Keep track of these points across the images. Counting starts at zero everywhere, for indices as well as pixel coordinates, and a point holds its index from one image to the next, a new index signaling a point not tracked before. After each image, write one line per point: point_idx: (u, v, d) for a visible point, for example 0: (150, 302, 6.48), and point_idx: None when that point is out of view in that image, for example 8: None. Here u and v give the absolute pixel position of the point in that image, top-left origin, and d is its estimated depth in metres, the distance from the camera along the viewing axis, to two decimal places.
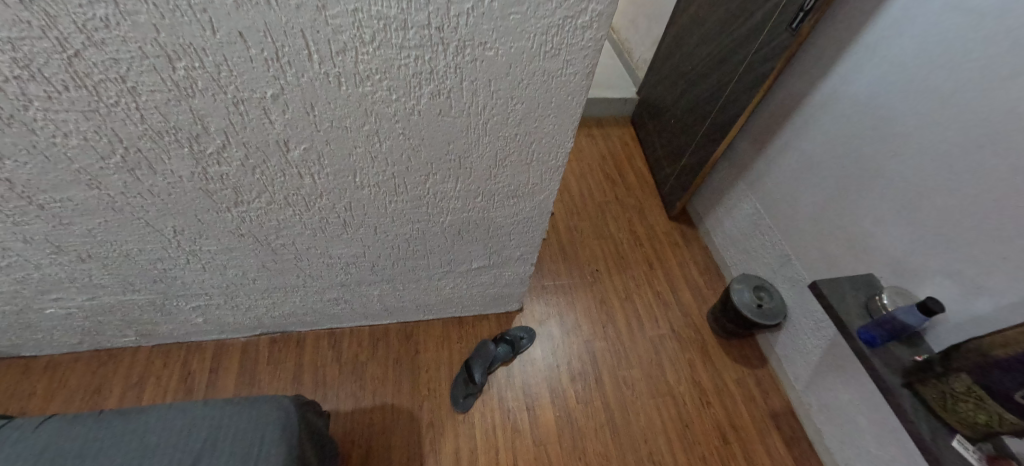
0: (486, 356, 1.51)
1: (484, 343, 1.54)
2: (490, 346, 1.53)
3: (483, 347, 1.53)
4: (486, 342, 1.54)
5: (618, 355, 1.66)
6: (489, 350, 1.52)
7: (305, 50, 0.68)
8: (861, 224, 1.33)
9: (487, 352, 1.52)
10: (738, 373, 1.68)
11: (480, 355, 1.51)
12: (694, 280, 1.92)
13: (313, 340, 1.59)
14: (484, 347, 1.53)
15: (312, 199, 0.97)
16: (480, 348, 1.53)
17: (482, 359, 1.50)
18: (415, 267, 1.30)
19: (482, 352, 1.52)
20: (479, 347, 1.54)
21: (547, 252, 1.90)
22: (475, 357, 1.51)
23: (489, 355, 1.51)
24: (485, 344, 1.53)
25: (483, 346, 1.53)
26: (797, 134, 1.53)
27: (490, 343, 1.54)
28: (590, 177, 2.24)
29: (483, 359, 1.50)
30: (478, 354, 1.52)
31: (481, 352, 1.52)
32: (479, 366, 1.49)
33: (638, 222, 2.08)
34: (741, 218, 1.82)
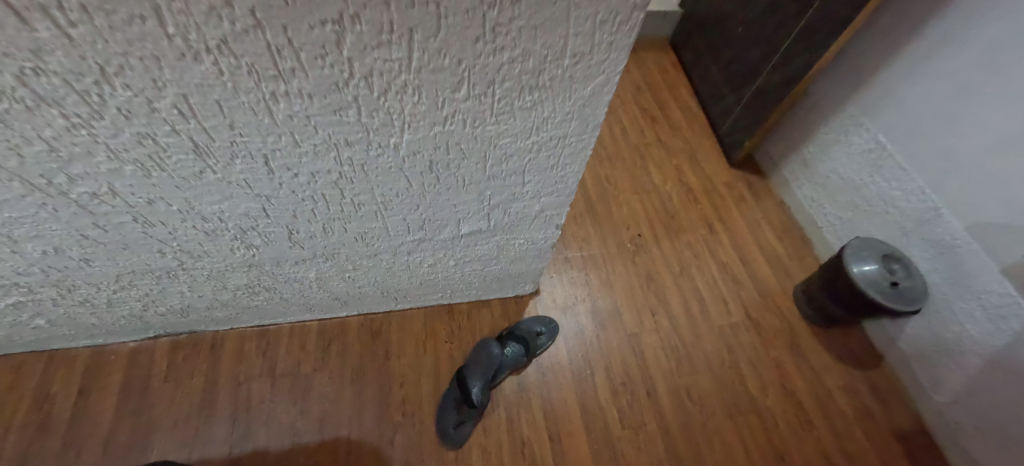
0: (487, 364, 1.00)
1: (485, 344, 1.03)
2: (494, 348, 1.02)
3: (483, 350, 1.02)
4: (486, 342, 1.03)
5: (679, 357, 1.14)
6: (491, 354, 1.01)
7: None
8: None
9: (489, 357, 1.01)
10: (846, 378, 1.18)
11: (478, 362, 1.00)
12: (772, 247, 1.39)
13: (234, 343, 1.07)
14: (484, 350, 1.02)
15: (91, 87, 0.44)
16: (478, 353, 1.02)
17: (482, 369, 0.99)
18: (365, 235, 0.77)
19: (481, 357, 1.01)
20: (476, 350, 1.03)
21: (570, 212, 1.37)
22: (470, 365, 1.00)
23: (491, 361, 1.00)
24: (486, 345, 1.03)
25: (483, 349, 1.02)
26: (969, 19, 0.97)
27: (494, 343, 1.03)
28: (623, 113, 1.68)
29: (483, 369, 0.99)
30: (474, 361, 1.01)
31: (479, 358, 1.01)
32: (476, 379, 0.98)
33: (690, 169, 1.54)
34: (848, 159, 1.27)
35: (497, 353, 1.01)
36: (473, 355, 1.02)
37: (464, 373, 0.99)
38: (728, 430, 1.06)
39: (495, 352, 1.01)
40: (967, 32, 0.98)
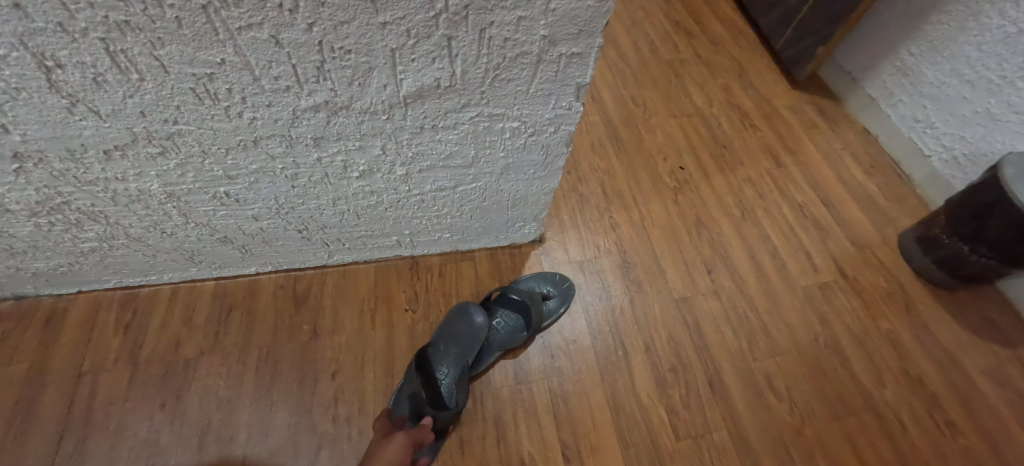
0: (469, 344, 0.65)
1: (464, 312, 0.67)
2: (481, 317, 0.67)
3: (460, 321, 0.67)
4: (467, 308, 0.68)
5: (751, 331, 0.77)
6: (477, 327, 0.66)
7: None
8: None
9: (472, 333, 0.66)
10: (992, 360, 0.81)
11: (455, 340, 0.66)
12: (860, 185, 1.02)
13: (85, 314, 0.71)
14: (463, 320, 0.67)
15: None
16: (454, 326, 0.67)
17: (462, 352, 0.65)
18: (211, 87, 0.40)
19: (459, 334, 0.66)
20: (450, 322, 0.67)
21: (586, 139, 1.00)
22: (441, 345, 0.65)
23: (477, 339, 0.66)
24: (466, 312, 0.67)
25: (461, 319, 0.67)
26: None
27: (478, 310, 0.67)
28: (649, 25, 1.30)
29: (466, 351, 0.65)
30: (448, 339, 0.66)
31: (455, 335, 0.66)
32: (453, 367, 0.64)
33: (740, 90, 1.17)
34: (982, 52, 0.90)
35: (485, 324, 0.66)
36: (446, 329, 0.66)
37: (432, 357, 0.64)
38: (835, 439, 0.70)
39: (482, 324, 0.66)
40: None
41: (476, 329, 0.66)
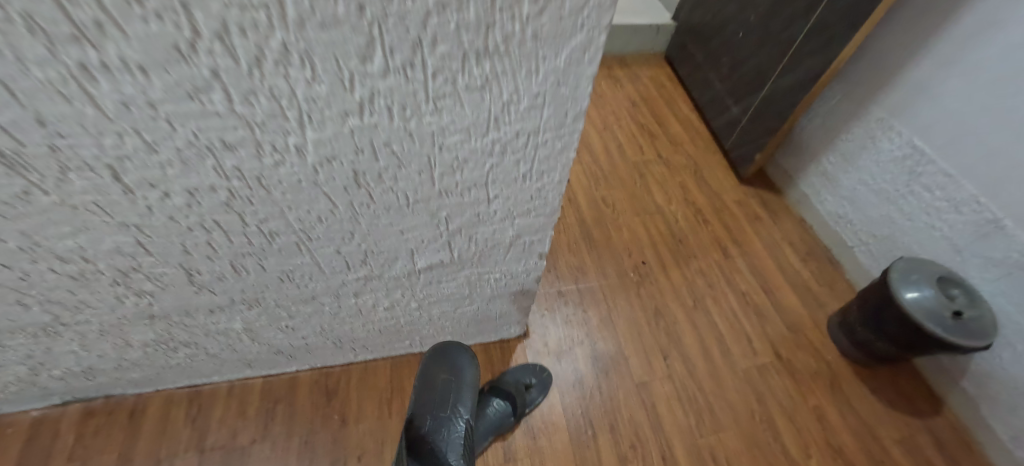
0: (461, 387, 0.79)
1: (445, 362, 0.82)
2: (463, 357, 0.82)
3: (442, 369, 0.81)
4: (446, 352, 0.83)
5: (699, 410, 0.96)
6: (462, 372, 0.80)
7: None
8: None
9: (458, 376, 0.80)
10: (902, 429, 0.99)
11: (445, 389, 0.79)
12: (796, 273, 1.22)
13: (159, 411, 0.89)
14: (446, 370, 0.81)
15: None
16: (441, 374, 0.81)
17: (454, 396, 0.78)
18: (291, 275, 0.60)
19: (446, 382, 0.79)
20: (435, 374, 0.81)
21: (564, 240, 1.21)
22: (433, 401, 0.78)
23: (465, 379, 0.80)
24: (448, 356, 0.82)
25: (444, 367, 0.82)
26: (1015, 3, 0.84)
27: (457, 356, 0.82)
28: (619, 129, 1.54)
29: (458, 398, 0.78)
30: (438, 388, 0.79)
31: (441, 384, 0.79)
32: (452, 418, 0.76)
33: (696, 188, 1.39)
34: (879, 168, 1.11)
35: (467, 368, 0.81)
36: (431, 382, 0.80)
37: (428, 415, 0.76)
38: None
39: (464, 368, 0.81)
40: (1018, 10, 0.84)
41: (460, 372, 0.80)
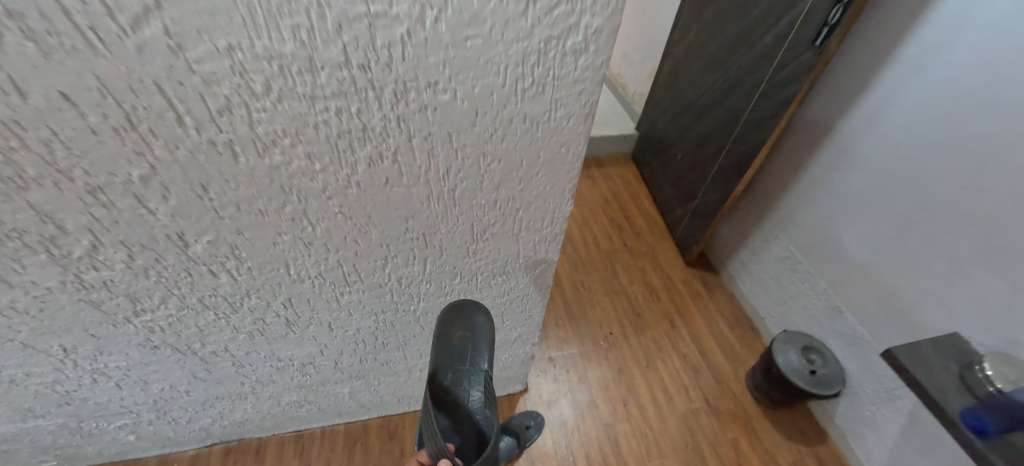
0: (477, 344, 0.84)
1: (458, 320, 0.84)
2: (478, 316, 0.85)
3: (459, 326, 0.85)
4: (460, 307, 0.84)
5: (648, 442, 1.37)
6: (477, 327, 0.85)
7: (171, 112, 0.44)
8: (981, 259, 0.99)
9: (474, 333, 0.85)
10: (795, 453, 1.41)
11: (461, 347, 0.84)
12: (724, 337, 1.66)
13: (276, 448, 1.33)
14: (462, 326, 0.85)
15: (237, 299, 0.74)
16: (456, 333, 0.84)
17: (469, 355, 0.85)
18: (388, 360, 1.06)
19: (462, 340, 0.85)
20: (450, 331, 0.84)
21: (553, 316, 1.65)
22: (453, 359, 0.85)
23: (480, 336, 0.85)
24: (464, 313, 0.84)
25: (460, 323, 0.85)
26: (830, 166, 1.30)
27: (470, 312, 0.84)
28: (594, 223, 2.01)
29: (474, 352, 0.84)
30: (453, 350, 0.84)
31: (458, 341, 0.85)
32: (471, 370, 0.85)
33: (652, 271, 1.85)
34: (773, 263, 1.56)
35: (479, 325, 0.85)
36: (448, 340, 0.84)
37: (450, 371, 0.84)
38: None
39: (479, 326, 0.85)
40: (838, 171, 1.28)
41: (475, 333, 0.85)
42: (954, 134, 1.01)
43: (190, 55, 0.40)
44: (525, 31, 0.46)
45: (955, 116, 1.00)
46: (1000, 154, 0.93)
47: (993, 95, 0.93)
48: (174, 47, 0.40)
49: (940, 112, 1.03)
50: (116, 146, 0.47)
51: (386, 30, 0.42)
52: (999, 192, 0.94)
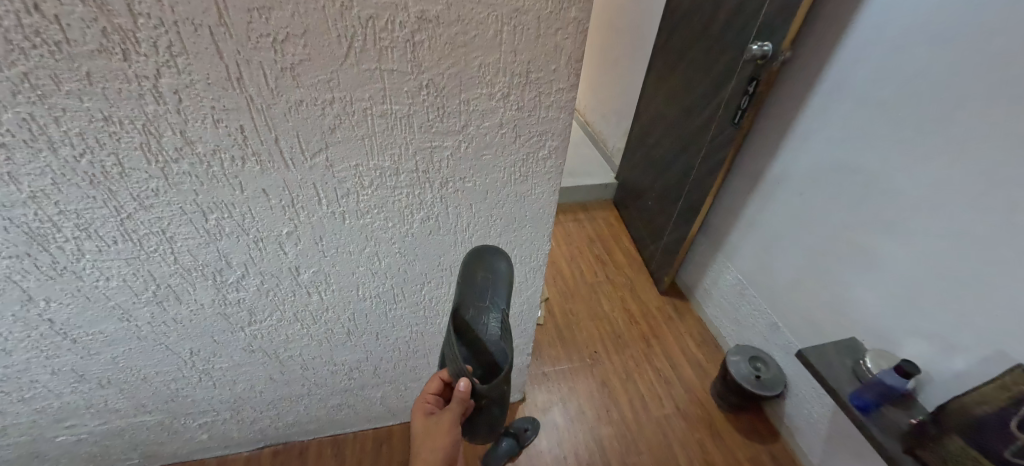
0: (497, 285, 0.91)
1: (480, 262, 0.93)
2: (500, 260, 0.94)
3: (481, 268, 0.93)
4: (483, 252, 0.94)
5: (626, 442, 1.65)
6: (498, 270, 0.93)
7: (316, 197, 0.79)
8: (861, 279, 1.31)
9: (495, 275, 0.93)
10: (752, 449, 1.67)
11: (483, 286, 0.92)
12: (693, 354, 1.95)
13: (316, 449, 1.60)
14: (484, 269, 0.93)
15: (318, 313, 1.07)
16: (478, 274, 0.93)
17: (491, 295, 0.92)
18: (414, 367, 1.37)
19: (484, 280, 0.92)
20: (473, 271, 0.93)
21: (545, 338, 1.96)
22: (475, 296, 0.92)
23: (501, 278, 0.92)
24: (486, 257, 0.93)
25: (482, 266, 0.93)
26: (760, 209, 1.66)
27: (492, 257, 0.94)
28: (581, 258, 2.34)
29: (495, 293, 0.92)
30: (475, 288, 0.92)
31: (481, 281, 0.93)
32: (490, 308, 0.91)
33: (631, 298, 2.16)
34: (726, 289, 1.89)
35: (501, 269, 0.93)
36: (471, 279, 0.92)
37: (470, 306, 0.91)
38: None
39: (500, 269, 0.93)
40: (765, 213, 1.64)
41: (496, 275, 0.93)
42: (833, 185, 1.37)
43: (335, 168, 0.75)
44: (515, 149, 0.81)
45: (834, 173, 1.36)
46: (863, 202, 1.28)
47: (855, 160, 1.29)
48: (328, 165, 0.74)
49: (823, 170, 1.39)
50: (281, 215, 0.80)
51: (439, 152, 0.78)
52: (866, 228, 1.28)
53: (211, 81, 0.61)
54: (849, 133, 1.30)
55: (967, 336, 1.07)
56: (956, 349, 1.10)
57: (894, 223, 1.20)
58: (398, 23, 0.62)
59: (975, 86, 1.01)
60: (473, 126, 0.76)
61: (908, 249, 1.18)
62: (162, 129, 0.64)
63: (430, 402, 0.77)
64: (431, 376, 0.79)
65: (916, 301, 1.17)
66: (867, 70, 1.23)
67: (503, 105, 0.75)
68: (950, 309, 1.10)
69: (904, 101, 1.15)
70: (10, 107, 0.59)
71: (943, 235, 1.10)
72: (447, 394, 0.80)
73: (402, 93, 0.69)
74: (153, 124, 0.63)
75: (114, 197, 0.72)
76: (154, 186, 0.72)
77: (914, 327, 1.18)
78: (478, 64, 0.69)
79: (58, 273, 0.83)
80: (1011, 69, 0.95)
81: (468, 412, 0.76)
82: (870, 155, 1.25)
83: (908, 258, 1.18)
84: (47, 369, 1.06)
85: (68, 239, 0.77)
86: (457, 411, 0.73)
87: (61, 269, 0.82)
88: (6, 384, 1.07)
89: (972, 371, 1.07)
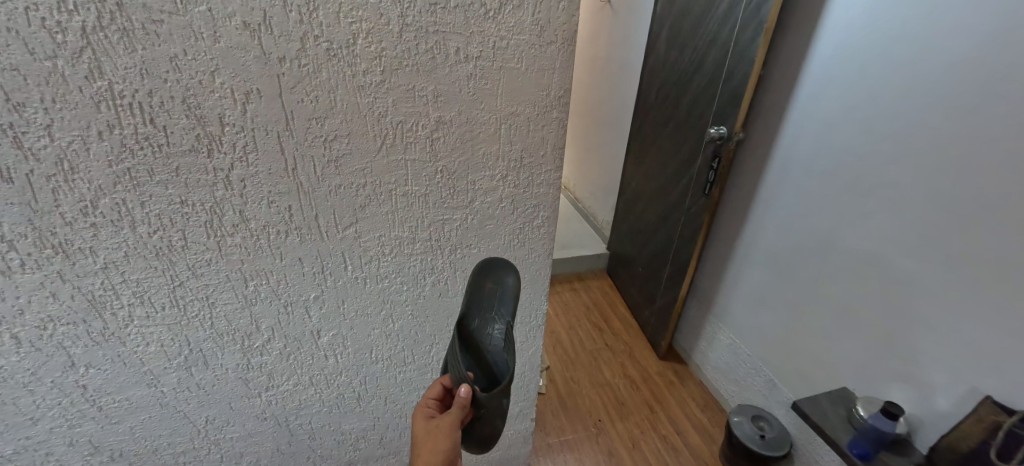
0: (503, 298, 0.90)
1: (488, 272, 0.93)
2: (509, 273, 0.92)
3: (490, 279, 0.93)
4: (492, 263, 0.94)
5: None
6: (506, 283, 0.92)
7: (344, 264, 0.92)
8: (840, 327, 1.41)
9: (503, 287, 0.92)
10: None
11: (489, 297, 0.92)
12: (697, 418, 1.96)
13: None
14: (493, 280, 0.93)
15: (332, 376, 1.14)
16: (485, 285, 0.93)
17: (499, 306, 0.91)
18: None
19: (491, 290, 0.92)
20: (481, 281, 0.93)
21: (549, 409, 1.98)
22: (482, 306, 0.91)
23: (508, 291, 0.91)
24: (496, 268, 0.93)
25: (491, 277, 0.93)
26: (740, 270, 1.80)
27: (500, 269, 0.93)
28: (580, 327, 2.42)
29: (502, 304, 0.91)
30: (481, 298, 0.92)
31: (488, 291, 0.93)
32: (496, 320, 0.90)
33: (631, 365, 2.21)
34: (722, 350, 1.96)
35: (509, 281, 0.92)
36: (477, 289, 0.92)
37: (478, 315, 0.91)
38: None
39: (508, 281, 0.91)
40: (746, 273, 1.77)
41: (504, 286, 0.92)
42: (801, 244, 1.52)
43: (362, 238, 0.89)
44: (513, 220, 0.96)
45: (799, 233, 1.52)
46: (828, 257, 1.43)
47: (815, 221, 1.46)
48: (356, 235, 0.88)
49: (790, 231, 1.56)
50: (311, 281, 0.93)
51: (449, 223, 0.93)
52: (836, 281, 1.41)
53: (271, 171, 0.78)
54: (808, 197, 1.47)
55: (941, 374, 1.15)
56: (935, 389, 1.17)
57: (857, 273, 1.34)
58: (420, 126, 0.81)
59: (895, 153, 1.21)
60: (479, 202, 0.92)
61: (872, 296, 1.30)
62: (225, 211, 0.80)
63: (430, 407, 0.85)
64: (432, 383, 0.88)
65: (890, 345, 1.26)
66: (812, 143, 1.44)
67: (503, 185, 0.91)
68: (920, 351, 1.19)
69: (845, 168, 1.34)
70: (108, 193, 0.74)
71: (897, 281, 1.23)
72: (446, 400, 0.88)
73: (421, 176, 0.85)
74: (218, 205, 0.79)
75: (172, 267, 0.84)
76: (208, 256, 0.84)
77: (895, 371, 1.26)
78: (482, 153, 0.86)
79: (103, 338, 0.91)
80: (917, 140, 1.15)
81: (467, 418, 0.83)
82: (827, 215, 1.41)
83: (876, 306, 1.29)
84: (64, 440, 1.04)
85: (123, 306, 0.87)
86: (457, 416, 0.80)
87: (108, 335, 0.91)
88: (20, 458, 1.03)
89: (954, 410, 1.13)
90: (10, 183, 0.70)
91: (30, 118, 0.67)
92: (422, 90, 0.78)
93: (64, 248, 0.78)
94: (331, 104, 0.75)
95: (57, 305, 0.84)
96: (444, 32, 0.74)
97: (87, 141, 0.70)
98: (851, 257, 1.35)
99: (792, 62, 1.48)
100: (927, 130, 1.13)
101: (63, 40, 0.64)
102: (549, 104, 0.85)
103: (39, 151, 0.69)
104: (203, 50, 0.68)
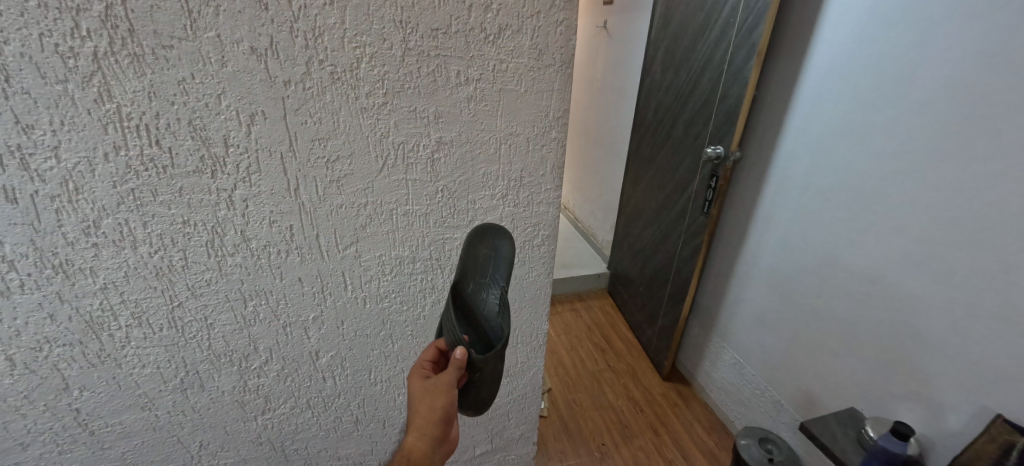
0: (498, 262, 0.87)
1: (482, 237, 0.90)
2: (503, 238, 0.90)
3: (485, 245, 0.90)
4: (486, 229, 0.91)
5: None
6: (501, 249, 0.89)
7: (344, 284, 0.92)
8: (845, 346, 1.40)
9: (498, 253, 0.89)
10: None
11: (484, 263, 0.89)
12: (703, 441, 1.91)
13: None
14: (487, 246, 0.90)
15: (330, 399, 1.12)
16: (479, 250, 0.90)
17: (494, 271, 0.88)
18: None
19: (486, 256, 0.89)
20: (475, 246, 0.90)
21: (551, 432, 1.94)
22: (476, 271, 0.88)
23: (503, 257, 0.89)
24: (490, 235, 0.90)
25: (485, 243, 0.90)
26: (742, 290, 1.79)
27: (495, 234, 0.90)
28: (581, 348, 2.40)
29: (497, 269, 0.88)
30: (475, 263, 0.89)
31: (483, 258, 0.90)
32: (491, 285, 0.87)
33: (634, 386, 2.17)
34: (726, 371, 1.93)
35: (503, 246, 0.89)
36: (471, 254, 0.89)
37: (472, 279, 0.87)
38: None
39: (503, 246, 0.88)
40: (748, 293, 1.76)
41: (499, 251, 0.89)
42: (801, 263, 1.52)
43: (361, 257, 0.89)
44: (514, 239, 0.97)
45: (800, 251, 1.52)
46: (829, 275, 1.42)
47: (815, 239, 1.46)
48: (356, 254, 0.89)
49: (790, 250, 1.56)
50: (311, 301, 0.92)
51: (449, 241, 0.93)
52: (838, 299, 1.40)
53: (273, 191, 0.79)
54: (807, 216, 1.48)
55: (949, 393, 1.14)
56: (944, 407, 1.15)
57: (860, 291, 1.33)
58: (421, 146, 0.82)
59: (893, 171, 1.22)
60: (479, 220, 0.92)
61: (877, 315, 1.29)
62: (226, 230, 0.80)
63: (425, 367, 0.82)
64: (426, 345, 0.86)
65: (897, 364, 1.25)
66: (808, 163, 1.46)
67: (503, 204, 0.92)
68: (927, 370, 1.18)
69: (843, 186, 1.36)
70: (111, 214, 0.75)
71: (901, 298, 1.23)
72: (442, 362, 0.85)
73: (422, 195, 0.86)
74: (220, 224, 0.80)
75: (171, 287, 0.84)
76: (208, 275, 0.84)
77: (902, 389, 1.24)
78: (482, 173, 0.88)
79: (98, 360, 0.90)
80: (914, 158, 1.17)
81: (463, 379, 0.81)
82: (827, 233, 1.42)
83: (881, 325, 1.28)
84: None
85: (120, 327, 0.87)
86: (456, 375, 0.77)
87: (104, 357, 0.90)
88: None
89: (964, 429, 1.11)
90: (15, 204, 0.71)
91: (38, 140, 0.68)
92: (423, 112, 0.80)
93: (64, 268, 0.78)
94: (334, 125, 0.76)
95: (54, 327, 0.84)
96: (445, 56, 0.77)
97: (93, 162, 0.71)
98: (853, 276, 1.35)
99: (785, 85, 1.51)
100: (922, 148, 1.15)
101: (74, 65, 0.65)
102: (547, 125, 0.87)
103: (46, 172, 0.70)
104: (210, 73, 0.69)
